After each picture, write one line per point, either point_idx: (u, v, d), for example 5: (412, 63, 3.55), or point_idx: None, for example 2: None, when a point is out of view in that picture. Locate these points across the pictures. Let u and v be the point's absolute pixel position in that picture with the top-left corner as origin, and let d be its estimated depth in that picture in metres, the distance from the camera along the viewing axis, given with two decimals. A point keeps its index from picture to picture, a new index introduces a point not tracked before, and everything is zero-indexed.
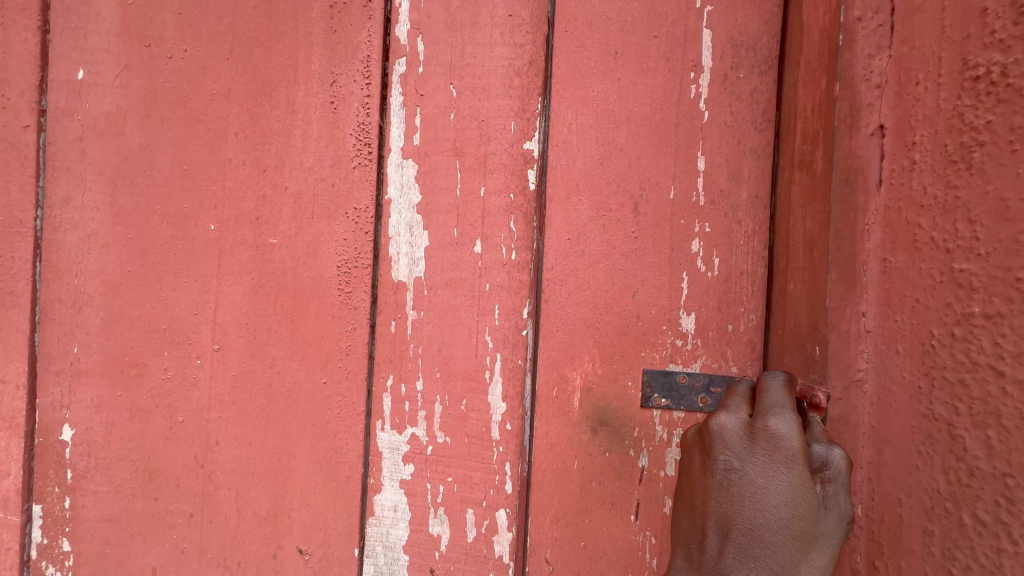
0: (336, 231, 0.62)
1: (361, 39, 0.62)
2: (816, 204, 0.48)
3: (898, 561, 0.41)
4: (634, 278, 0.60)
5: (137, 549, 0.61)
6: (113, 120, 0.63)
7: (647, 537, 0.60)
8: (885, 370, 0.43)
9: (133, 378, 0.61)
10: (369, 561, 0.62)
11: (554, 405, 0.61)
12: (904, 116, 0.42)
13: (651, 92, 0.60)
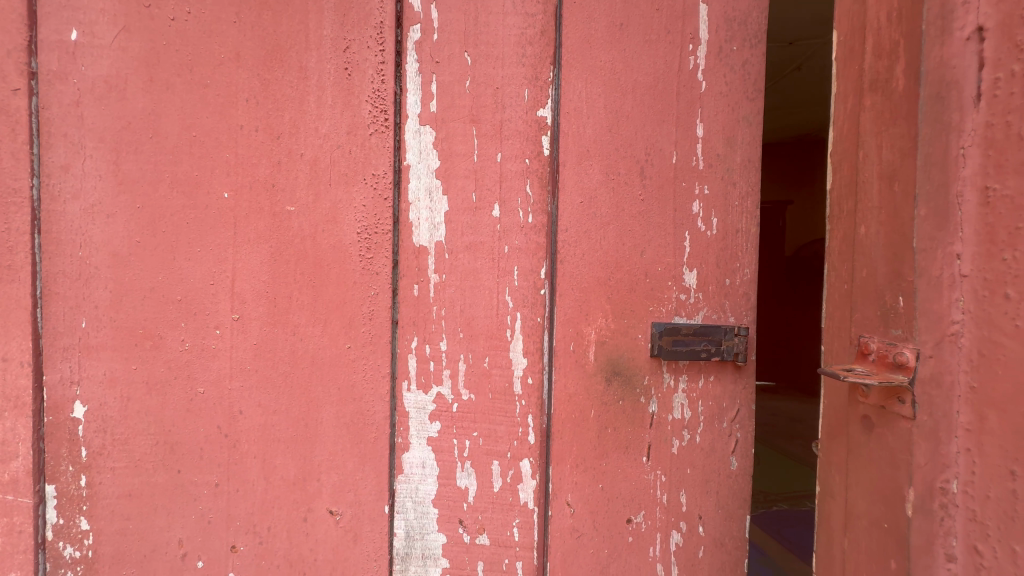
0: (355, 198, 0.58)
1: (373, 7, 0.58)
2: (896, 129, 0.38)
3: (1010, 544, 0.31)
4: (642, 238, 0.58)
5: (161, 522, 0.60)
6: (110, 84, 0.58)
7: (658, 475, 0.59)
8: (990, 323, 0.32)
9: (153, 352, 0.59)
10: (399, 517, 0.61)
11: (572, 359, 0.59)
12: (1012, 10, 0.32)
13: (654, 63, 0.58)
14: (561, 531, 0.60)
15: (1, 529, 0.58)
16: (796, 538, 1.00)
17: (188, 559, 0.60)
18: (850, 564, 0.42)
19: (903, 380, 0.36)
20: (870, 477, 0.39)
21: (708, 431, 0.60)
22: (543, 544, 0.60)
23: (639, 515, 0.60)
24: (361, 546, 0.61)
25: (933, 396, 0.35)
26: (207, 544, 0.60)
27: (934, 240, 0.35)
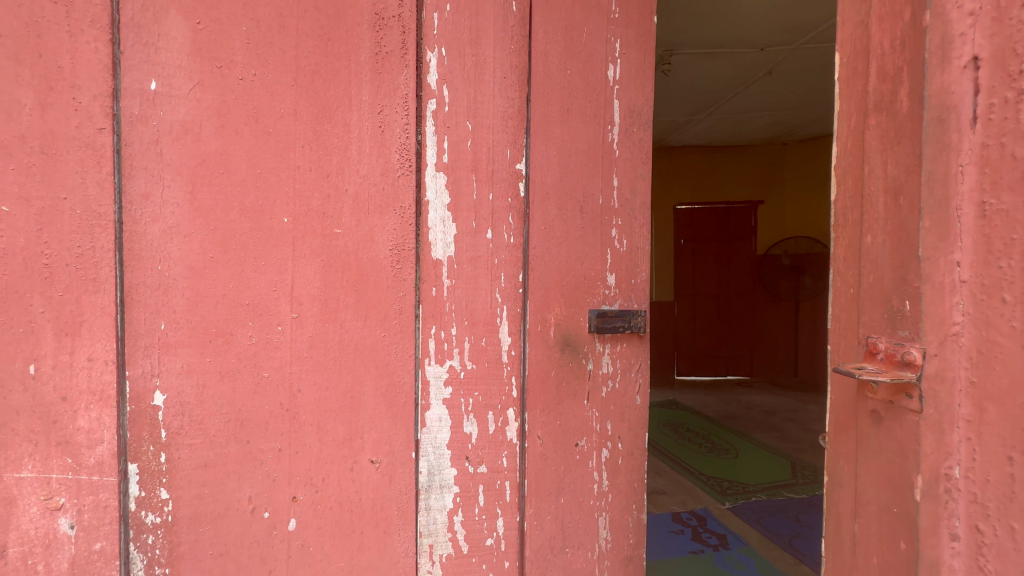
0: (387, 223, 0.72)
1: (400, 81, 0.73)
2: (900, 147, 0.41)
3: (1011, 524, 0.34)
4: (581, 253, 0.80)
5: (232, 483, 0.69)
6: (188, 128, 0.66)
7: (593, 412, 0.81)
8: (988, 322, 0.35)
9: (224, 348, 0.67)
10: (422, 459, 0.76)
11: (540, 336, 0.79)
12: (1007, 43, 0.35)
13: (587, 137, 0.79)
14: (532, 457, 0.80)
15: (86, 506, 0.65)
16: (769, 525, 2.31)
17: (258, 511, 0.70)
18: (861, 549, 0.44)
19: (911, 377, 0.38)
20: (879, 467, 0.42)
21: (623, 378, 0.83)
22: (522, 467, 0.80)
23: (583, 440, 0.82)
24: (394, 486, 0.75)
25: (938, 391, 0.37)
26: (272, 498, 0.70)
27: (939, 248, 0.38)
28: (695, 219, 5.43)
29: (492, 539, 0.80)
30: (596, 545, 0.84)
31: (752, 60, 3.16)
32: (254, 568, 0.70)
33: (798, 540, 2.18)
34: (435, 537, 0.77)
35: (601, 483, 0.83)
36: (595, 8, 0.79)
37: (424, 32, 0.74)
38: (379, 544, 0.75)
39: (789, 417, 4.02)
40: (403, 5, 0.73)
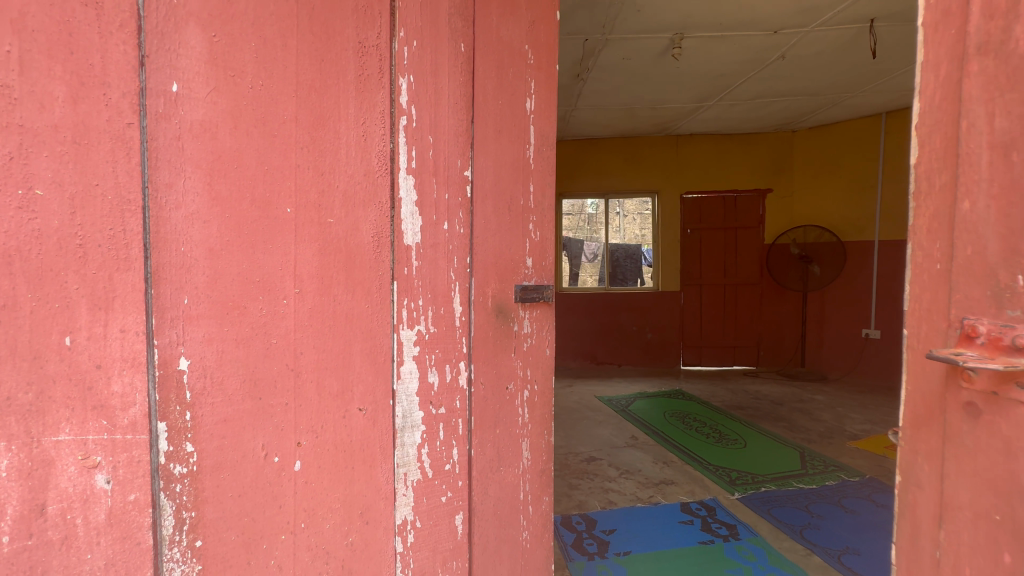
0: (369, 216, 0.78)
1: (381, 98, 0.78)
2: (1010, 96, 0.38)
3: None
4: (507, 245, 0.90)
5: (247, 433, 0.71)
6: (205, 127, 0.66)
7: (522, 367, 0.93)
8: None
9: (243, 320, 0.70)
10: (398, 405, 0.83)
11: (483, 310, 0.88)
12: None
13: (514, 152, 0.90)
14: (477, 399, 0.89)
15: (121, 462, 0.65)
16: (779, 514, 2.28)
17: (269, 456, 0.73)
18: (944, 555, 0.43)
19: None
20: (971, 467, 0.41)
21: (539, 336, 0.94)
22: (469, 407, 0.89)
23: (513, 386, 0.92)
24: (378, 427, 0.81)
25: None
26: (281, 442, 0.74)
27: None
28: (701, 208, 5.33)
29: (450, 464, 0.88)
30: (520, 463, 0.95)
31: (763, 42, 3.03)
32: (268, 506, 0.74)
33: (808, 530, 2.15)
34: (407, 468, 0.84)
35: (523, 415, 0.94)
36: (516, 54, 0.89)
37: (394, 60, 0.79)
38: (366, 475, 0.80)
39: (797, 406, 3.98)
40: (381, 33, 0.77)
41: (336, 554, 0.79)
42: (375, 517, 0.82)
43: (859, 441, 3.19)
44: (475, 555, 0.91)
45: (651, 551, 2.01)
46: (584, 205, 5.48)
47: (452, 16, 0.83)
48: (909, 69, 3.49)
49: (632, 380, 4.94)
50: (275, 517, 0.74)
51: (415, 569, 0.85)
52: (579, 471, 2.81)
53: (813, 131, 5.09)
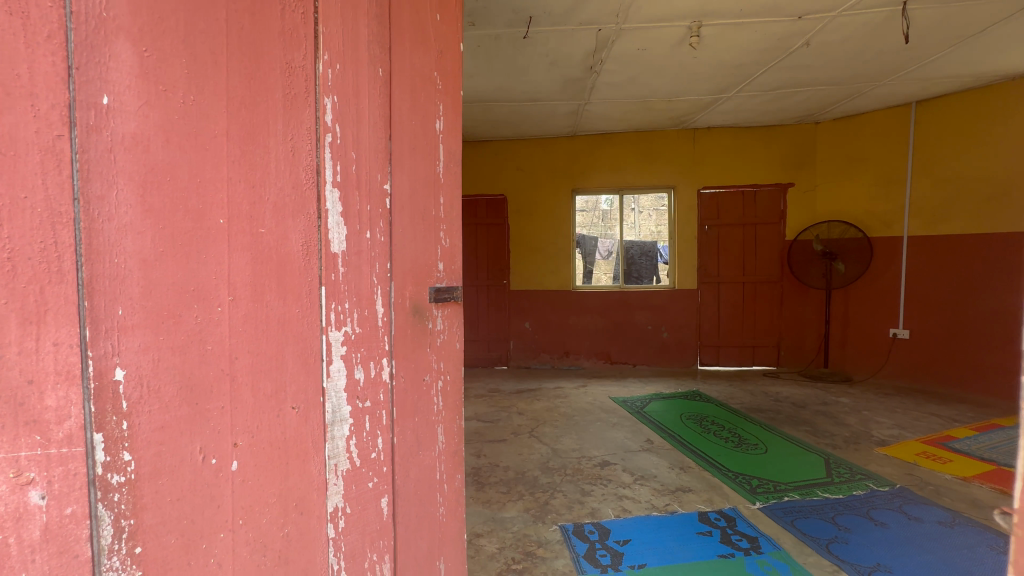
0: (297, 227, 0.76)
1: (309, 115, 0.77)
2: None
3: None
4: (421, 252, 0.92)
5: (184, 438, 0.68)
6: (138, 141, 0.62)
7: (438, 364, 0.95)
8: None
9: (178, 329, 0.66)
10: (329, 401, 0.81)
11: (407, 314, 0.90)
12: None
13: (427, 167, 0.92)
14: (398, 391, 0.90)
15: (56, 476, 0.59)
16: (804, 526, 2.17)
17: (205, 458, 0.69)
18: None
19: None
20: None
21: (451, 333, 0.97)
22: (393, 400, 0.89)
23: (433, 378, 0.95)
24: (311, 424, 0.79)
25: None
26: (215, 443, 0.70)
27: None
28: (720, 203, 5.17)
29: (376, 452, 0.87)
30: (437, 447, 0.96)
31: (785, 29, 2.88)
32: (206, 507, 0.70)
33: (836, 544, 2.03)
34: (336, 459, 0.82)
35: (439, 404, 0.96)
36: (424, 80, 0.91)
37: (319, 81, 0.78)
38: (299, 469, 0.78)
39: (820, 409, 3.83)
40: (307, 55, 0.76)
41: (273, 546, 0.76)
42: (309, 507, 0.79)
43: (887, 448, 3.04)
44: (400, 533, 0.90)
45: (667, 565, 1.93)
46: (598, 201, 5.41)
47: (371, 41, 0.84)
48: (942, 56, 3.32)
49: (647, 381, 4.85)
50: (213, 517, 0.70)
51: (347, 553, 0.84)
52: (592, 476, 2.73)
53: (837, 123, 4.89)
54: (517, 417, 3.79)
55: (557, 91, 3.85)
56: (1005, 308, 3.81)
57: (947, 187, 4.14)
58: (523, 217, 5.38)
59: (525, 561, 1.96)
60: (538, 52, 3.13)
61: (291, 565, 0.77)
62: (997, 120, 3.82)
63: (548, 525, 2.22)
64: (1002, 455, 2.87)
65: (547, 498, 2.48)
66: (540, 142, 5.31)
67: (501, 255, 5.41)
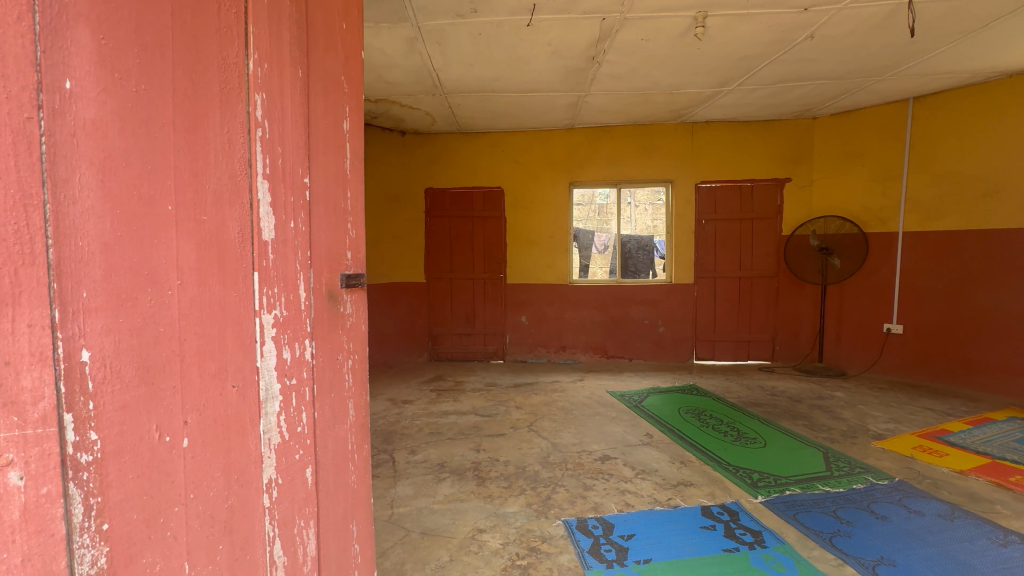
0: (234, 216, 0.75)
1: (241, 110, 0.76)
2: None
3: None
4: (330, 242, 0.99)
5: (143, 417, 0.63)
6: (98, 128, 0.57)
7: (347, 345, 1.05)
8: None
9: (134, 312, 0.61)
10: (263, 377, 0.82)
11: (324, 301, 0.96)
12: None
13: (337, 161, 1.01)
14: (317, 369, 0.95)
15: (33, 456, 0.53)
16: (811, 521, 2.16)
17: (160, 435, 0.64)
18: None
19: None
20: None
21: (357, 313, 1.09)
22: (313, 377, 0.94)
23: (345, 358, 1.05)
24: (248, 400, 0.79)
25: None
26: (168, 420, 0.66)
27: None
28: (717, 198, 5.16)
29: (302, 426, 0.90)
30: (348, 419, 1.06)
31: (790, 22, 2.86)
32: (161, 484, 0.65)
33: (839, 538, 2.04)
34: (270, 433, 0.83)
35: (349, 380, 1.06)
36: (334, 85, 1.00)
37: (249, 79, 0.78)
38: (240, 444, 0.77)
39: (816, 403, 3.85)
40: (239, 52, 0.76)
41: (219, 517, 0.73)
42: (248, 478, 0.78)
43: (884, 442, 3.06)
44: (321, 500, 0.96)
45: (679, 561, 1.90)
46: (594, 194, 5.45)
47: (292, 44, 0.87)
48: (942, 52, 3.32)
49: (644, 375, 4.85)
50: (169, 491, 0.66)
51: (280, 521, 0.85)
52: (594, 470, 2.71)
53: (834, 118, 4.89)
54: (514, 411, 3.77)
55: (557, 82, 3.81)
56: (1000, 305, 3.85)
57: (941, 183, 4.18)
58: (520, 211, 5.33)
59: (529, 557, 1.93)
60: (540, 41, 3.07)
61: (235, 534, 0.76)
62: (1000, 119, 3.81)
63: (551, 521, 2.20)
64: (995, 448, 2.91)
65: (549, 492, 2.46)
66: (538, 135, 5.26)
67: (497, 249, 5.36)
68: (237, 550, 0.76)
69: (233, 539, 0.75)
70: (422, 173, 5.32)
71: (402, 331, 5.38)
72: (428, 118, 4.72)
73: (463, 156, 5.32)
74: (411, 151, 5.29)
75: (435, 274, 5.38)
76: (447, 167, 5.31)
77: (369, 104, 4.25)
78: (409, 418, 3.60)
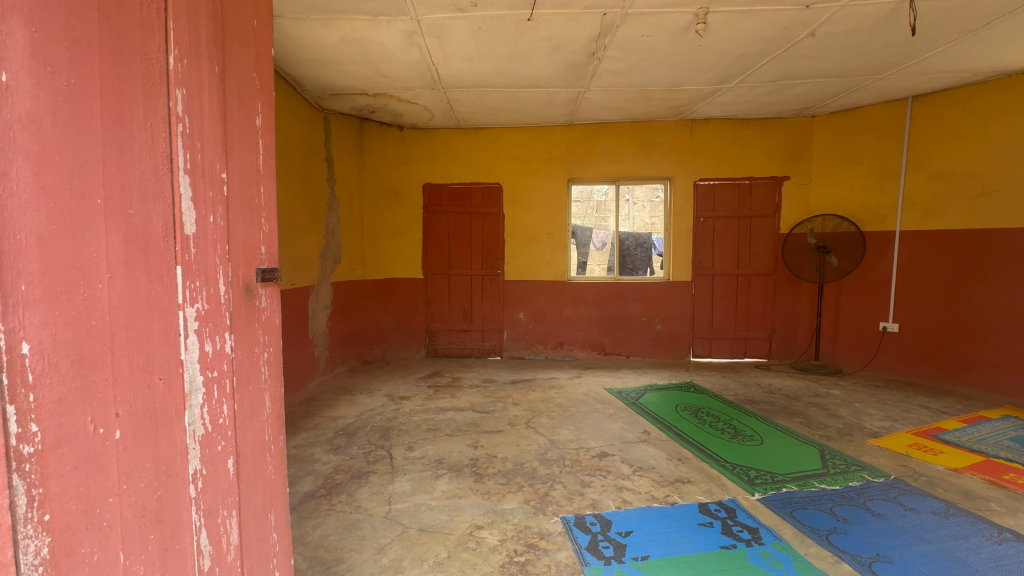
0: (157, 212, 0.77)
1: (162, 105, 0.78)
2: None
3: None
4: (248, 237, 1.01)
5: (78, 410, 0.66)
6: (33, 121, 0.60)
7: (265, 338, 1.07)
8: None
9: (68, 306, 0.64)
10: (189, 369, 0.84)
11: (243, 296, 0.99)
12: None
13: (254, 157, 1.03)
14: (238, 361, 0.98)
15: None
16: (803, 517, 2.19)
17: (94, 428, 0.68)
18: None
19: None
20: None
21: (273, 306, 1.10)
22: (235, 368, 0.96)
23: (263, 350, 1.07)
24: (174, 393, 0.81)
25: None
26: (101, 413, 0.69)
27: None
28: (715, 195, 5.15)
29: (224, 418, 0.93)
30: (267, 410, 1.08)
31: (791, 18, 2.85)
32: (98, 476, 0.68)
33: (835, 534, 2.05)
34: (194, 425, 0.86)
35: (267, 372, 1.08)
36: (249, 81, 1.01)
37: (170, 74, 0.80)
38: (167, 436, 0.80)
39: (813, 401, 3.86)
40: (161, 48, 0.78)
41: (150, 508, 0.76)
42: (175, 470, 0.81)
43: (880, 440, 3.07)
44: (243, 490, 0.99)
45: (672, 556, 1.92)
46: (593, 191, 5.44)
47: (209, 42, 0.89)
48: (940, 51, 3.32)
49: (641, 372, 4.86)
50: (105, 482, 0.69)
51: (205, 511, 0.88)
52: (592, 467, 2.72)
53: (834, 116, 4.87)
54: (512, 407, 3.77)
55: (556, 78, 3.78)
56: (995, 305, 3.87)
57: (939, 182, 4.19)
58: (518, 207, 5.31)
59: (527, 554, 1.93)
60: (540, 37, 3.05)
61: (165, 524, 0.79)
62: (998, 118, 3.83)
63: (549, 517, 2.20)
64: (990, 446, 2.93)
65: (547, 489, 2.46)
66: (537, 130, 5.23)
67: (495, 245, 5.34)
68: (168, 539, 0.79)
69: (163, 529, 0.78)
70: (421, 168, 5.28)
71: (399, 326, 5.38)
72: (427, 113, 4.69)
73: (461, 152, 5.28)
74: (409, 146, 5.25)
75: (433, 269, 5.35)
76: (445, 162, 5.28)
77: (367, 98, 4.22)
78: (406, 414, 3.60)
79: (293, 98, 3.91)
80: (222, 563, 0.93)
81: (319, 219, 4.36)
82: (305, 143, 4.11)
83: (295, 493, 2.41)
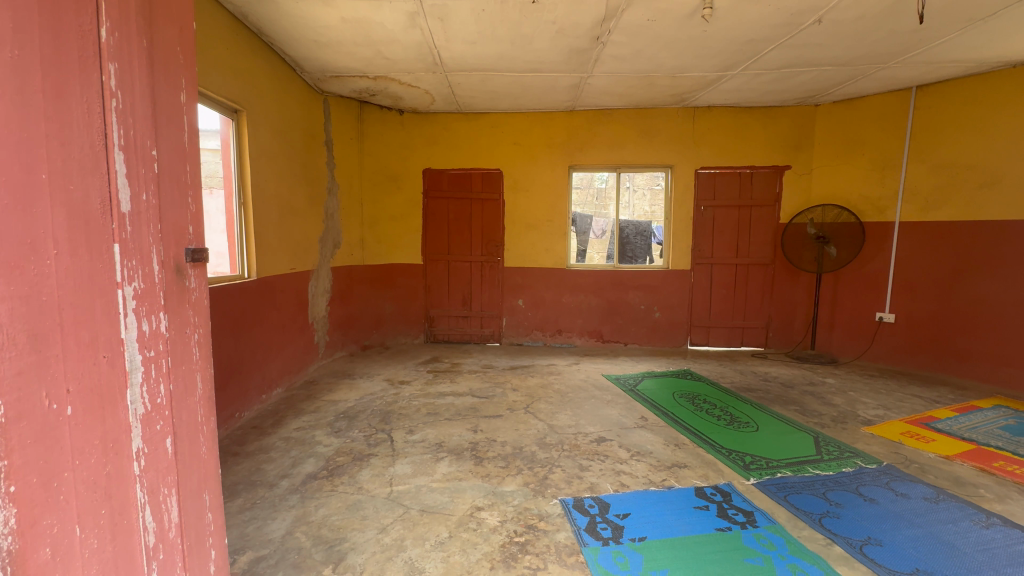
0: (94, 187, 0.76)
1: (96, 79, 0.77)
2: None
3: None
4: (182, 215, 0.95)
5: (33, 383, 0.68)
6: None
7: (194, 321, 1.00)
8: None
9: (21, 281, 0.66)
10: (129, 350, 0.82)
11: (172, 278, 0.93)
12: None
13: (187, 133, 0.98)
14: (172, 342, 0.93)
15: None
16: (799, 502, 2.22)
17: (49, 403, 0.70)
18: None
19: None
20: None
21: (201, 288, 1.02)
22: (167, 350, 0.92)
23: (195, 333, 1.01)
24: (118, 370, 0.81)
25: None
26: (54, 388, 0.71)
27: None
28: (716, 184, 5.15)
29: (161, 398, 0.90)
30: (202, 389, 1.03)
31: (799, 3, 2.80)
32: (54, 450, 0.70)
33: (828, 518, 2.10)
34: (136, 403, 0.84)
35: (196, 354, 1.01)
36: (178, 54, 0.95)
37: (102, 48, 0.78)
38: (114, 413, 0.80)
39: (808, 390, 3.90)
40: (93, 19, 0.76)
41: (101, 483, 0.77)
42: (122, 446, 0.81)
43: (873, 427, 3.12)
44: (180, 470, 0.95)
45: (667, 538, 1.96)
46: (593, 179, 5.39)
47: (139, 14, 0.85)
48: (950, 40, 3.29)
49: (639, 359, 4.90)
50: (60, 456, 0.71)
51: (148, 490, 0.87)
52: (589, 452, 2.76)
53: (837, 106, 4.85)
54: (511, 392, 3.81)
55: (561, 63, 3.75)
56: (992, 297, 3.90)
57: (938, 173, 4.20)
58: (519, 194, 5.29)
59: (527, 534, 1.98)
60: (544, 20, 3.01)
61: (115, 500, 0.80)
62: (999, 108, 3.83)
63: (548, 499, 2.24)
64: (981, 435, 2.98)
65: (546, 472, 2.50)
66: (540, 115, 5.17)
67: (495, 231, 5.33)
68: (117, 514, 0.80)
69: (113, 505, 0.80)
70: (421, 153, 5.24)
71: (398, 312, 5.40)
72: (427, 97, 4.63)
73: (461, 136, 5.22)
74: (409, 131, 5.20)
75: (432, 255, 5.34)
76: (446, 146, 5.23)
77: (367, 80, 4.17)
78: (406, 398, 3.63)
79: (292, 80, 3.85)
80: (163, 541, 0.91)
81: (319, 203, 4.34)
82: (304, 125, 4.06)
83: (298, 474, 2.45)
